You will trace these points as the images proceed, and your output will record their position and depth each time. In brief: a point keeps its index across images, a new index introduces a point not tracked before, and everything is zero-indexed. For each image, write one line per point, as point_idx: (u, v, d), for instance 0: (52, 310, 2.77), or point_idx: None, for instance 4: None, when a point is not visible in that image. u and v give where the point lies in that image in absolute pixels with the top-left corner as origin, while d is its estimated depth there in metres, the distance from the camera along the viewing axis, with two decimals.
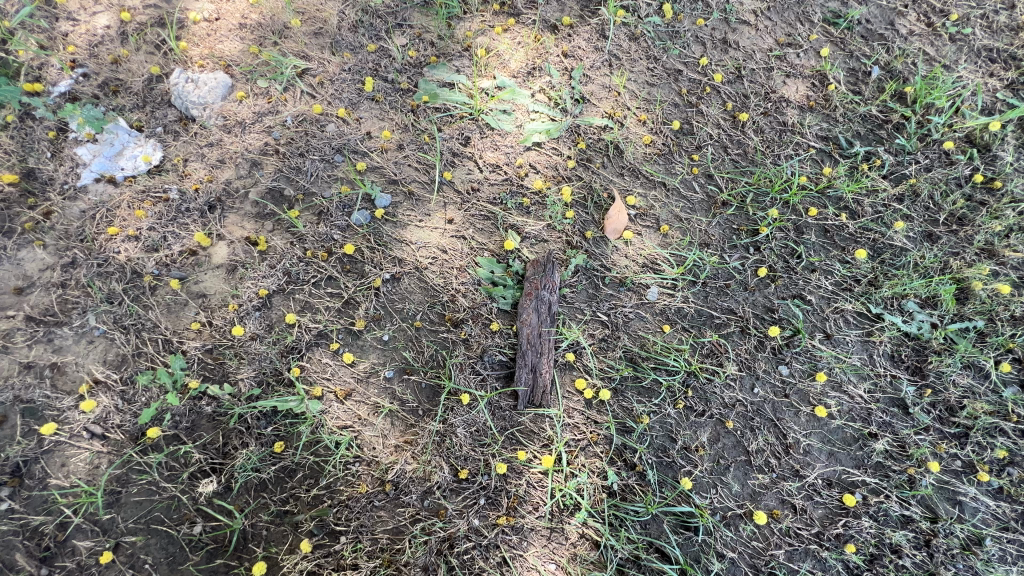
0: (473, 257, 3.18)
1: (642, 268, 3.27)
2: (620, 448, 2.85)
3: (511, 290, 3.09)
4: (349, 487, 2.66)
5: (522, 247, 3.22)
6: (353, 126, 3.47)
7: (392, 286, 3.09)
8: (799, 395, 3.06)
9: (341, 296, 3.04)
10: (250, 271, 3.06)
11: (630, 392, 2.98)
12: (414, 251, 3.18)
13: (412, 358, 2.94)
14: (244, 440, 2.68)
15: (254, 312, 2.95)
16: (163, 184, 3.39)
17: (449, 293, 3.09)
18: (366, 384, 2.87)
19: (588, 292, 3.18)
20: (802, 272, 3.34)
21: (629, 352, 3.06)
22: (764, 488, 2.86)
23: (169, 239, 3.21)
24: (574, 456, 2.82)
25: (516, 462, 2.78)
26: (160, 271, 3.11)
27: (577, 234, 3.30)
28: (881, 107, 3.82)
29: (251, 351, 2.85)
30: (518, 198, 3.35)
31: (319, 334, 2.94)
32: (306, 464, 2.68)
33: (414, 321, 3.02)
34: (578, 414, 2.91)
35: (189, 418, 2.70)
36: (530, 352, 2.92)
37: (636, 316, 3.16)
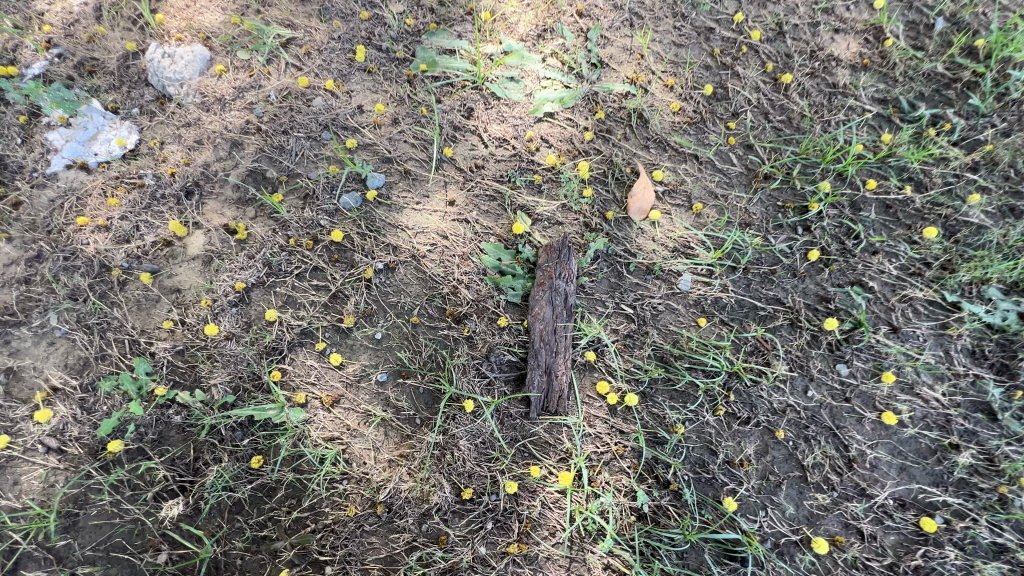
0: (477, 242, 2.79)
1: (673, 253, 2.83)
2: (650, 462, 2.44)
3: (521, 280, 2.69)
4: (336, 509, 2.31)
5: (533, 231, 2.81)
6: (342, 100, 3.10)
7: (385, 276, 2.71)
8: (862, 399, 2.60)
9: (327, 289, 2.67)
10: (226, 262, 2.72)
11: (661, 396, 2.56)
12: (411, 237, 2.80)
13: (408, 360, 2.56)
14: (216, 455, 2.34)
15: (229, 308, 2.60)
16: (138, 170, 3.09)
17: (450, 285, 2.71)
18: (356, 389, 2.51)
19: (609, 282, 2.77)
20: (861, 255, 2.86)
21: (658, 350, 2.64)
22: (823, 510, 2.42)
23: (143, 230, 2.91)
24: (596, 472, 2.42)
25: (528, 480, 2.38)
26: (130, 264, 2.80)
27: (596, 216, 2.89)
28: (948, 64, 3.29)
29: (226, 352, 2.51)
30: (528, 175, 2.94)
31: (302, 333, 2.58)
32: (286, 483, 2.33)
33: (410, 316, 2.64)
34: (601, 423, 2.50)
35: (155, 429, 2.37)
36: (543, 351, 2.52)
37: (665, 309, 2.74)
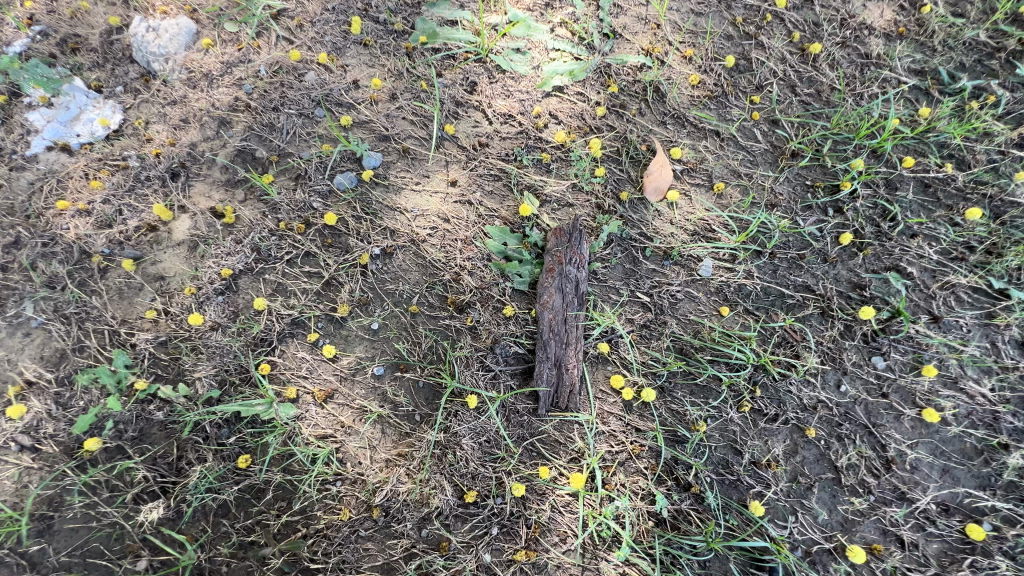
0: (480, 226, 2.59)
1: (693, 237, 2.62)
2: (670, 463, 2.24)
3: (528, 266, 2.49)
4: (329, 513, 2.14)
5: (541, 213, 2.61)
6: (336, 75, 2.89)
7: (382, 262, 2.52)
8: (900, 394, 2.38)
9: (320, 276, 2.48)
10: (212, 247, 2.53)
11: (681, 391, 2.35)
12: (410, 221, 2.60)
13: (406, 352, 2.37)
14: (201, 454, 2.17)
15: (215, 296, 2.42)
16: (122, 151, 2.92)
17: (451, 271, 2.51)
18: (350, 383, 2.33)
19: (624, 268, 2.56)
20: (898, 238, 2.62)
21: (677, 341, 2.44)
22: (858, 516, 2.21)
23: (126, 214, 2.73)
24: (610, 473, 2.23)
25: (537, 482, 2.20)
26: (111, 250, 2.62)
27: (609, 197, 2.67)
28: (991, 32, 3.02)
29: (211, 344, 2.33)
30: (535, 154, 2.73)
31: (293, 323, 2.40)
32: (275, 484, 2.16)
33: (409, 305, 2.45)
34: (615, 420, 2.31)
35: (135, 426, 2.20)
36: (553, 343, 2.33)
37: (684, 297, 2.53)
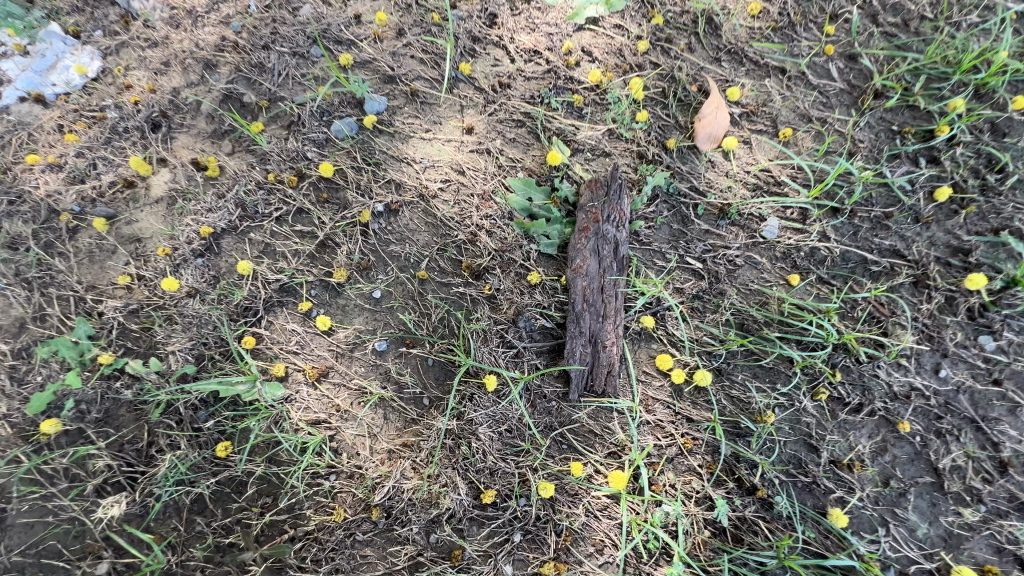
0: (501, 179, 2.20)
1: (755, 192, 2.19)
2: (729, 461, 1.85)
3: (557, 226, 2.09)
4: (320, 513, 1.80)
5: (573, 164, 2.20)
6: (335, 8, 2.49)
7: (386, 221, 2.15)
8: (1016, 382, 1.92)
9: (313, 236, 2.12)
10: (190, 202, 2.18)
11: (742, 375, 1.95)
12: (419, 173, 2.22)
13: (413, 324, 2.01)
14: (173, 440, 1.85)
15: (193, 259, 2.07)
16: (98, 100, 2.56)
17: (466, 231, 2.13)
18: (348, 361, 1.98)
19: (671, 228, 2.15)
20: (1009, 193, 2.13)
21: (737, 315, 2.02)
22: (965, 530, 1.79)
23: (101, 168, 2.41)
24: (657, 471, 1.85)
25: (568, 481, 1.83)
26: (82, 208, 2.30)
27: (653, 145, 2.25)
28: None
29: (188, 312, 1.99)
30: (565, 96, 2.32)
31: (282, 290, 2.05)
32: (260, 477, 1.84)
33: (417, 271, 2.08)
34: (662, 408, 1.92)
35: (100, 406, 1.89)
36: (587, 315, 1.93)
37: (744, 263, 2.10)
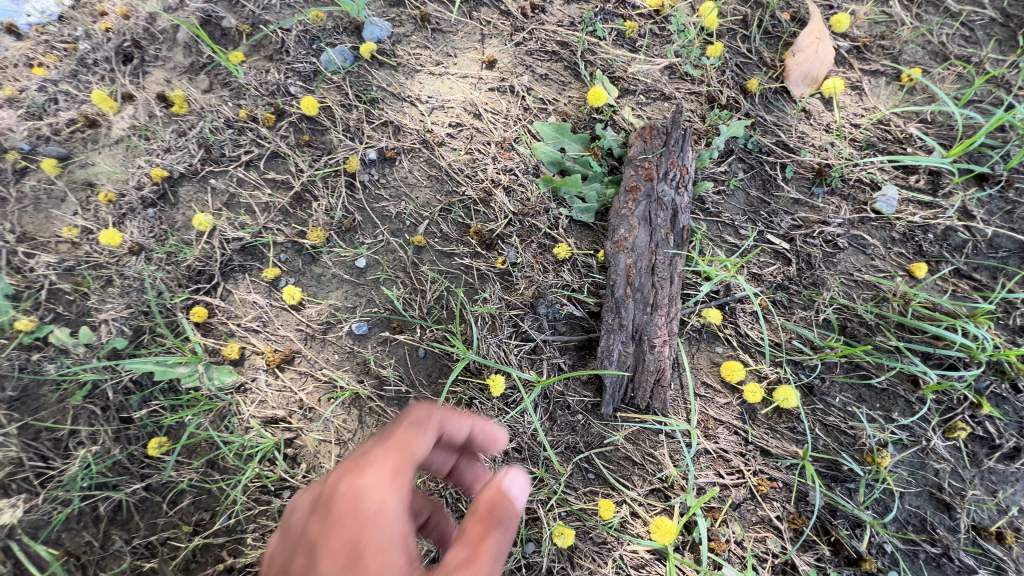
0: (527, 124, 1.71)
1: (867, 151, 1.62)
2: (823, 517, 1.35)
3: (595, 184, 1.59)
4: (266, 541, 1.42)
5: (621, 107, 1.70)
6: None
7: (379, 171, 1.68)
8: None
9: (288, 187, 1.68)
10: (146, 140, 1.74)
11: (841, 397, 1.43)
12: (424, 115, 1.73)
13: (402, 304, 1.56)
14: (94, 432, 1.46)
15: (142, 209, 1.66)
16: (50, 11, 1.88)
17: (478, 188, 1.65)
18: (319, 345, 1.56)
19: (748, 195, 1.61)
20: None
21: (838, 314, 1.49)
22: None
23: (61, 104, 1.78)
24: (718, 522, 1.36)
25: (594, 525, 1.37)
26: (32, 146, 1.74)
27: (728, 87, 1.69)
28: None
29: (129, 274, 1.59)
30: (615, 24, 1.77)
31: (247, 253, 1.64)
32: (196, 488, 1.45)
33: (412, 236, 1.62)
34: (727, 434, 1.42)
35: (17, 382, 1.50)
36: (630, 304, 1.43)
37: (848, 244, 1.55)
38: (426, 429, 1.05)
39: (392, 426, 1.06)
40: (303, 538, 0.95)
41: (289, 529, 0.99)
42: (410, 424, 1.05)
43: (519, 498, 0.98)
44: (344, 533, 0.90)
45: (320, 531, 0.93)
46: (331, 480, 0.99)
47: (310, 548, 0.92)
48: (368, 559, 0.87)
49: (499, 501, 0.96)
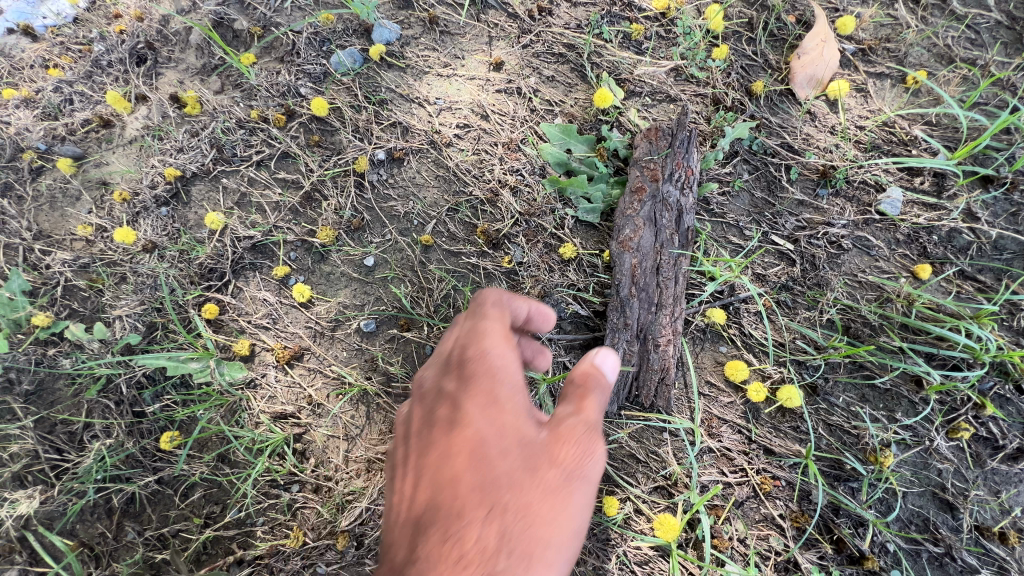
0: (533, 125, 1.73)
1: (872, 152, 1.63)
2: (826, 516, 1.36)
3: (600, 185, 1.61)
4: (275, 534, 1.45)
5: (627, 108, 1.72)
6: None
7: (388, 171, 1.71)
8: None
9: (298, 186, 1.71)
10: (159, 141, 1.77)
11: (845, 397, 1.44)
12: (432, 116, 1.75)
13: (410, 302, 1.59)
14: (108, 426, 1.49)
15: (155, 207, 1.70)
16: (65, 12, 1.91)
17: (485, 188, 1.67)
18: (328, 342, 1.58)
19: (753, 196, 1.62)
20: None
21: (842, 314, 1.50)
22: None
23: (77, 105, 1.81)
24: (721, 520, 1.37)
25: (599, 522, 1.39)
26: (47, 145, 1.77)
27: (734, 89, 1.70)
28: None
29: (143, 271, 1.62)
30: (622, 26, 1.78)
31: (258, 251, 1.67)
32: (207, 481, 1.48)
33: (420, 235, 1.64)
34: (731, 433, 1.43)
35: (33, 376, 1.53)
36: (635, 303, 1.45)
37: (853, 245, 1.56)
38: (508, 308, 1.23)
39: (490, 306, 1.23)
40: (442, 393, 1.17)
41: (422, 389, 1.24)
42: (494, 304, 1.23)
43: (609, 371, 1.20)
44: (480, 383, 1.12)
45: (457, 386, 1.15)
46: (454, 351, 1.21)
47: (450, 397, 1.15)
48: (501, 404, 1.10)
49: (593, 370, 1.17)
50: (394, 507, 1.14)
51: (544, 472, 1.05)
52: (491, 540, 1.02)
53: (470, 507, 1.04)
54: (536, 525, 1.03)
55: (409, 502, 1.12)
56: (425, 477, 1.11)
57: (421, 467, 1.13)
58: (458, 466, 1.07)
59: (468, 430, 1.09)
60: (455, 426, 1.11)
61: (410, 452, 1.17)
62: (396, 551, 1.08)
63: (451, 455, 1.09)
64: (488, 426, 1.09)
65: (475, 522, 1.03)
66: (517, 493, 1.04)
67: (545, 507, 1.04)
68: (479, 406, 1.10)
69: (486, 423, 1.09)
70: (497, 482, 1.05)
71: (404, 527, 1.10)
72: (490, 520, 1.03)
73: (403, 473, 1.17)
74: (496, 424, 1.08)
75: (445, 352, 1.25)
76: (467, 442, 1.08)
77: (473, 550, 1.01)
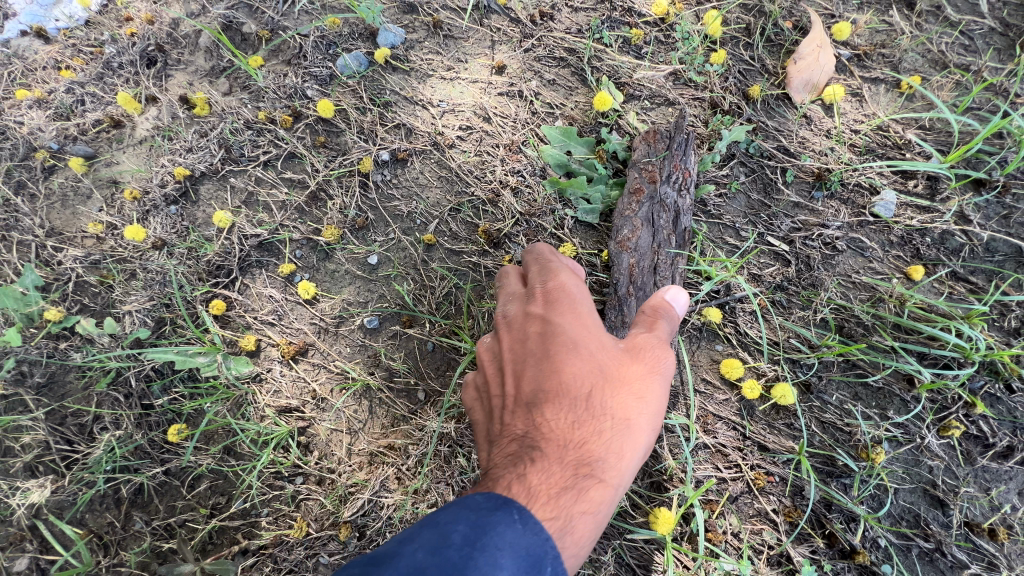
0: (535, 127, 1.76)
1: (867, 156, 1.66)
2: (818, 511, 1.39)
3: (600, 186, 1.64)
4: (279, 524, 1.48)
5: (626, 112, 1.75)
6: None
7: (391, 172, 1.75)
8: None
9: (304, 186, 1.75)
10: (169, 141, 1.81)
11: (838, 395, 1.47)
12: (435, 118, 1.79)
13: (412, 299, 1.62)
14: (117, 418, 1.53)
15: (165, 206, 1.74)
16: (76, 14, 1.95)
17: (487, 189, 1.71)
18: (332, 338, 1.62)
19: (749, 198, 1.66)
20: None
21: (836, 314, 1.53)
22: None
23: (88, 106, 1.86)
24: (716, 514, 1.40)
25: None
26: (60, 145, 1.82)
27: (731, 93, 1.74)
28: None
29: (152, 267, 1.66)
30: (621, 31, 1.82)
31: (264, 249, 1.70)
32: (213, 472, 1.52)
33: (423, 234, 1.68)
34: (726, 429, 1.46)
35: (44, 369, 1.57)
36: (632, 302, 1.48)
37: (847, 247, 1.59)
38: (568, 257, 1.41)
39: (560, 255, 1.41)
40: (526, 315, 1.25)
41: (504, 317, 1.29)
42: (556, 251, 1.40)
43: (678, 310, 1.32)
44: (565, 300, 1.23)
45: (542, 307, 1.24)
46: (534, 280, 1.31)
47: (538, 315, 1.23)
48: (586, 315, 1.22)
49: (664, 300, 1.29)
50: (490, 417, 1.20)
51: (635, 362, 1.16)
52: (594, 422, 1.09)
53: (572, 398, 1.11)
54: (634, 405, 1.12)
55: (509, 404, 1.17)
56: (521, 385, 1.16)
57: (514, 381, 1.18)
58: (558, 359, 1.15)
59: (560, 337, 1.18)
60: (547, 336, 1.19)
61: (502, 368, 1.23)
62: (503, 443, 1.12)
63: (545, 360, 1.16)
64: (577, 332, 1.18)
65: (580, 404, 1.11)
66: (615, 378, 1.14)
67: (637, 395, 1.13)
68: (567, 317, 1.21)
69: (575, 330, 1.19)
70: (595, 369, 1.14)
71: (508, 425, 1.14)
72: (596, 399, 1.11)
73: (495, 388, 1.22)
74: (585, 329, 1.19)
75: (522, 286, 1.34)
76: (563, 344, 1.16)
77: (584, 426, 1.09)
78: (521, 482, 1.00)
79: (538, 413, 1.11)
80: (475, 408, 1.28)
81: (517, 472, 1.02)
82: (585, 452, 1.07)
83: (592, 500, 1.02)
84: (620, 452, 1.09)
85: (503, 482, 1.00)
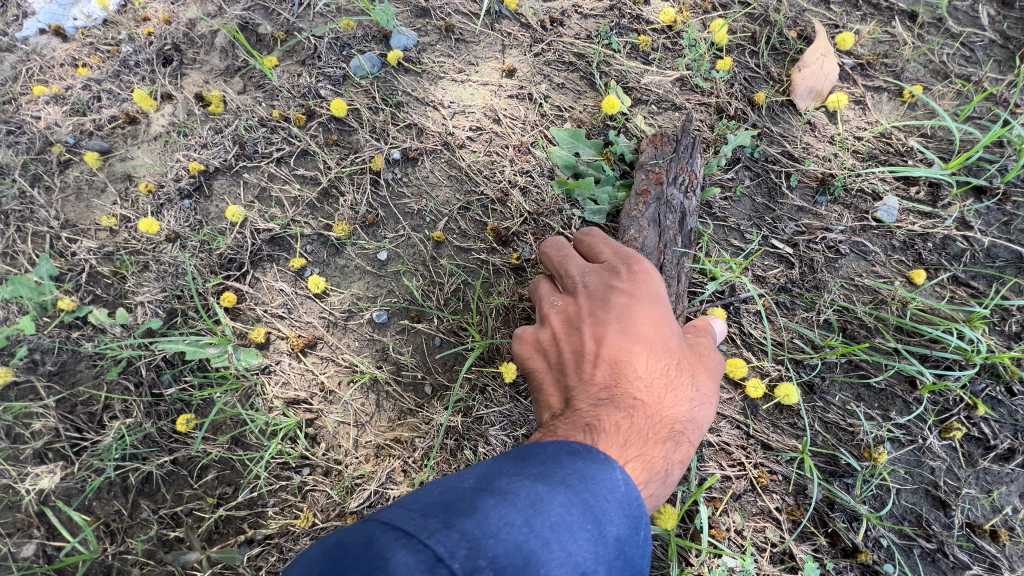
0: (543, 129, 1.80)
1: (870, 162, 1.68)
2: (820, 510, 1.40)
3: (607, 187, 1.67)
4: (285, 514, 1.50)
5: (633, 115, 1.79)
6: None
7: (402, 170, 1.78)
8: None
9: (316, 183, 1.78)
10: (184, 137, 1.84)
11: (841, 395, 1.49)
12: (446, 119, 1.83)
13: (420, 295, 1.65)
14: (127, 406, 1.54)
15: (178, 200, 1.77)
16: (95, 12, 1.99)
17: (496, 188, 1.74)
18: (341, 331, 1.64)
19: (754, 201, 1.68)
20: None
21: (839, 316, 1.55)
22: None
23: (104, 102, 1.89)
24: (719, 512, 1.42)
25: None
26: (76, 139, 1.85)
27: (737, 99, 1.77)
28: None
29: (164, 259, 1.68)
30: (630, 37, 1.87)
31: (274, 243, 1.73)
32: (221, 462, 1.53)
33: (432, 232, 1.71)
34: (730, 428, 1.47)
35: (56, 358, 1.59)
36: None
37: (850, 250, 1.61)
38: None
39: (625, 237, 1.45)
40: (610, 285, 1.27)
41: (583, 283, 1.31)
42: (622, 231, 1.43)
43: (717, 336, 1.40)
44: (650, 277, 1.28)
45: (626, 278, 1.28)
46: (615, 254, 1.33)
47: (622, 286, 1.27)
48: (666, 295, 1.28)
49: (709, 324, 1.36)
50: (564, 371, 1.23)
51: (708, 350, 1.27)
52: (679, 389, 1.18)
53: (660, 365, 1.18)
54: (709, 381, 1.23)
55: (588, 361, 1.20)
56: (608, 345, 1.19)
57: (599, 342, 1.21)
58: (649, 329, 1.20)
59: (649, 310, 1.22)
60: (635, 307, 1.23)
61: (583, 328, 1.24)
62: (587, 397, 1.16)
63: (636, 328, 1.20)
64: (662, 308, 1.24)
65: (669, 372, 1.18)
66: (695, 356, 1.23)
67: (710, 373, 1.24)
68: (653, 293, 1.26)
69: (660, 305, 1.24)
70: (678, 345, 1.21)
71: (587, 378, 1.18)
72: (682, 371, 1.19)
73: (573, 345, 1.24)
74: (667, 307, 1.26)
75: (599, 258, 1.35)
76: (653, 317, 1.21)
77: (674, 391, 1.17)
78: (624, 432, 1.07)
79: (627, 374, 1.16)
80: (539, 361, 1.29)
81: (616, 424, 1.08)
82: (674, 412, 1.16)
83: (680, 453, 1.14)
84: (700, 418, 1.19)
85: (607, 432, 1.06)
